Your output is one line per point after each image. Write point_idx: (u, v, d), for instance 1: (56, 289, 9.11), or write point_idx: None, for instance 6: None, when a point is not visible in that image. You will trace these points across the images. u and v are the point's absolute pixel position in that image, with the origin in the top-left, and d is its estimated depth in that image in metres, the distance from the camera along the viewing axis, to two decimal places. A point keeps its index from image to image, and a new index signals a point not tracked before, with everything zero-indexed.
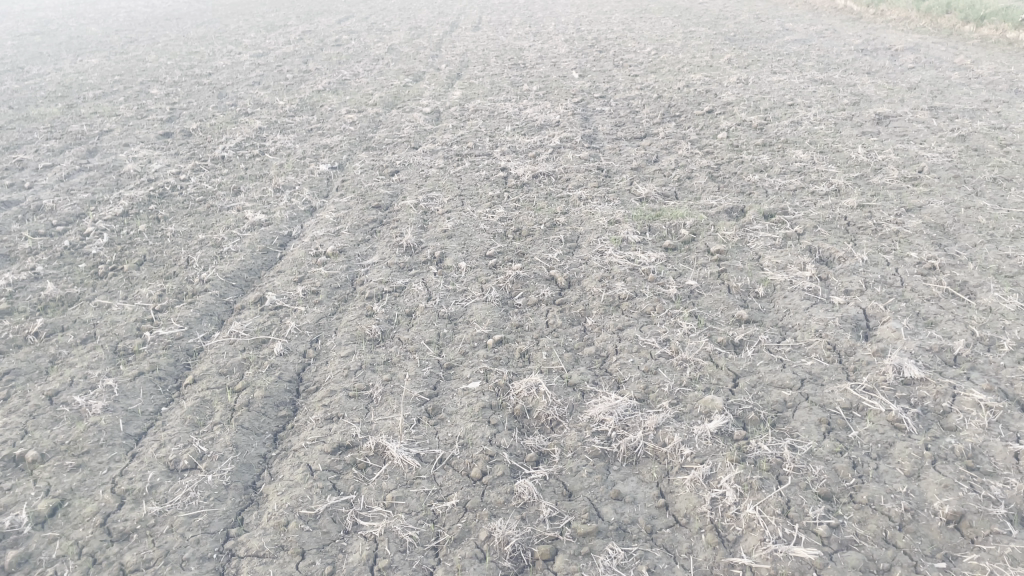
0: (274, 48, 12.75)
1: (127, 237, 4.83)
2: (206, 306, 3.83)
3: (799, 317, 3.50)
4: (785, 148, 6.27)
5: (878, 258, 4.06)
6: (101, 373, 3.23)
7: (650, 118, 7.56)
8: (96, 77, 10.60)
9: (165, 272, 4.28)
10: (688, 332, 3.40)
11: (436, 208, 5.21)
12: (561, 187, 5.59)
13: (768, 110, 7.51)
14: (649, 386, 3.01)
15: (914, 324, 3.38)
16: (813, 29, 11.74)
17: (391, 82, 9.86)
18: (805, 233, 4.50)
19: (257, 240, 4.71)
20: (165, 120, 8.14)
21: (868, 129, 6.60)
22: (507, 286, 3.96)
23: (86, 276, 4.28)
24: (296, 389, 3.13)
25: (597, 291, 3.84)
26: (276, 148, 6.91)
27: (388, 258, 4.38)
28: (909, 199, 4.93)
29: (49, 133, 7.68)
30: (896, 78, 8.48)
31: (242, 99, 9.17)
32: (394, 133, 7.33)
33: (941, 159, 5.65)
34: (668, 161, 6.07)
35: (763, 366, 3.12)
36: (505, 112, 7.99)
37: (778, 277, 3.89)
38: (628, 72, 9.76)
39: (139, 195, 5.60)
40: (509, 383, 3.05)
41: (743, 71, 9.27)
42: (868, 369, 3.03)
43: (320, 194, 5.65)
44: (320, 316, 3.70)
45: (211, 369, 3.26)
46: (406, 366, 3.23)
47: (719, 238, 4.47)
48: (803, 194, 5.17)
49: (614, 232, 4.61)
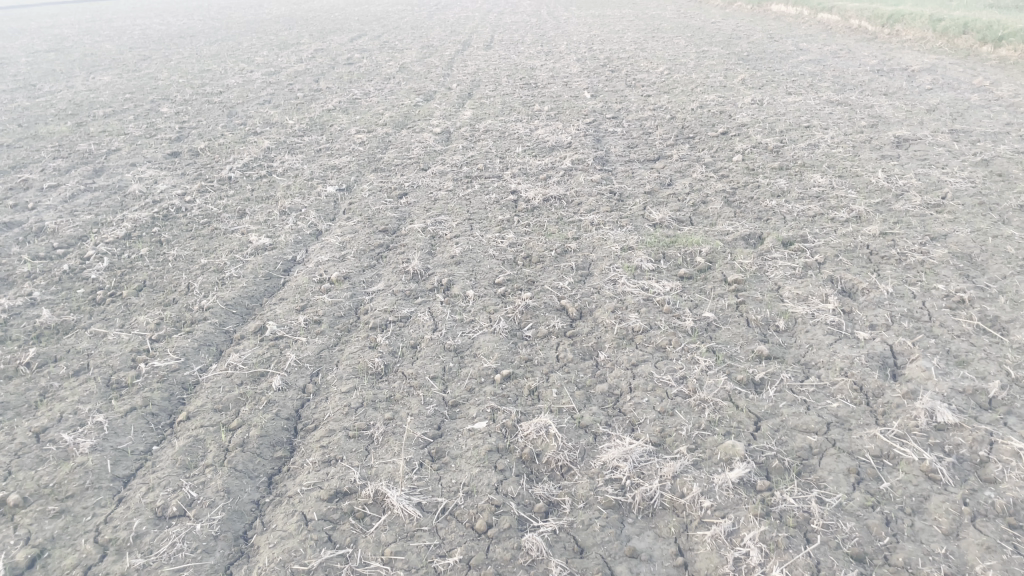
0: (285, 66, 12.73)
1: (127, 261, 4.72)
2: (204, 336, 3.69)
3: (823, 354, 3.33)
4: (802, 172, 6.12)
5: (903, 290, 3.89)
6: (91, 409, 3.09)
7: (663, 139, 7.43)
8: (107, 95, 10.58)
9: (164, 299, 4.15)
10: (706, 369, 3.24)
11: (444, 232, 5.07)
12: (573, 210, 5.45)
13: (784, 132, 7.38)
14: (665, 429, 2.85)
15: (945, 363, 3.20)
16: (828, 50, 11.62)
17: (401, 101, 9.78)
18: (826, 262, 4.34)
19: (259, 265, 4.58)
20: (174, 139, 8.06)
21: (887, 153, 6.45)
22: (516, 316, 3.81)
23: (83, 303, 4.16)
24: (294, 427, 2.98)
25: (610, 323, 3.69)
26: (284, 169, 6.81)
27: (393, 285, 4.25)
28: (934, 226, 4.76)
29: (56, 152, 7.61)
30: (914, 100, 8.32)
31: (251, 117, 9.10)
32: (403, 154, 7.23)
33: (964, 185, 5.48)
34: (683, 185, 5.92)
35: (786, 408, 2.95)
36: (516, 132, 7.87)
37: (798, 310, 3.73)
38: (641, 92, 9.65)
39: (143, 217, 5.49)
40: (517, 424, 2.90)
41: (758, 92, 9.14)
42: (898, 413, 2.87)
43: (326, 217, 5.53)
44: (321, 348, 3.56)
45: (206, 405, 3.12)
46: (409, 404, 3.08)
47: (737, 267, 4.31)
48: (823, 221, 5.01)
49: (627, 260, 4.47)
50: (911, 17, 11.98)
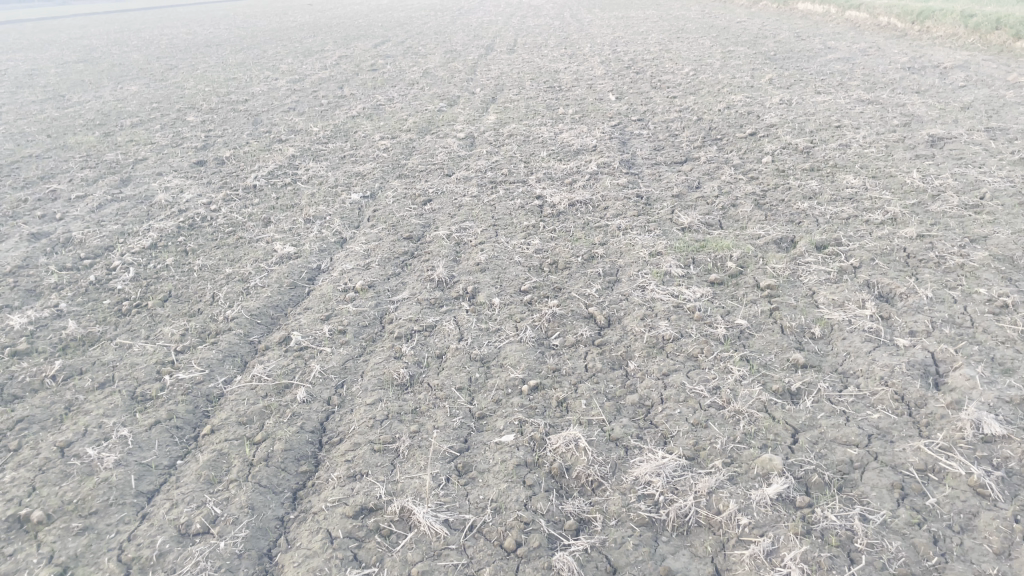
0: (310, 73, 12.78)
1: (153, 271, 4.71)
2: (229, 347, 3.66)
3: (861, 362, 3.22)
4: (834, 173, 5.98)
5: (944, 295, 3.76)
6: (116, 423, 3.07)
7: (690, 141, 7.33)
8: (134, 104, 10.66)
9: (189, 309, 4.13)
10: (740, 378, 3.15)
11: (469, 239, 5.02)
12: (599, 214, 5.37)
13: (814, 132, 7.24)
14: (699, 441, 2.76)
15: (990, 372, 3.08)
16: (857, 48, 11.42)
17: (425, 107, 9.77)
18: (861, 266, 4.22)
19: (284, 274, 4.56)
20: (199, 147, 8.09)
21: (922, 152, 6.29)
22: (543, 325, 3.74)
23: (108, 314, 4.15)
24: (319, 441, 2.93)
25: (640, 332, 3.60)
26: (308, 176, 6.80)
27: (418, 293, 4.20)
28: (973, 228, 4.61)
29: (85, 162, 7.67)
30: (947, 98, 8.12)
31: (276, 125, 9.13)
32: (427, 160, 7.19)
33: (1003, 185, 5.31)
34: (711, 188, 5.82)
35: (824, 420, 2.85)
36: (541, 136, 7.80)
37: (834, 316, 3.63)
38: (666, 94, 9.55)
39: (169, 227, 5.50)
40: (546, 436, 2.83)
41: (786, 92, 9.00)
42: (943, 424, 2.76)
43: (351, 224, 5.50)
44: (346, 358, 3.51)
45: (230, 418, 3.08)
46: (435, 416, 3.02)
47: (769, 272, 4.20)
48: (857, 223, 4.89)
49: (656, 265, 4.38)
50: (941, 13, 11.74)
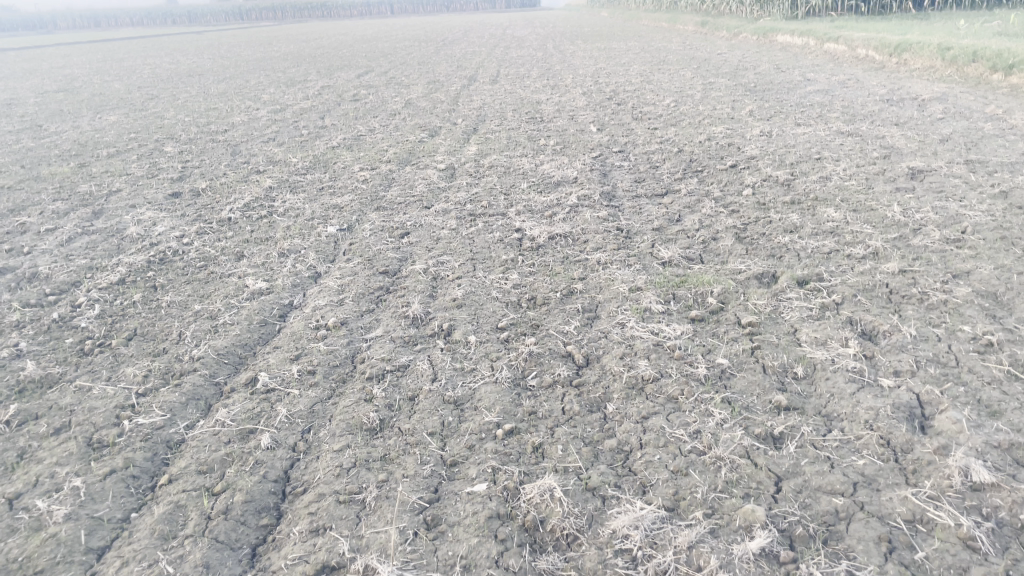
0: (291, 103, 12.73)
1: (119, 308, 4.57)
2: (193, 389, 3.53)
3: (845, 404, 3.13)
4: (815, 206, 5.94)
5: (927, 333, 3.69)
6: (69, 472, 2.93)
7: (671, 173, 7.29)
8: (111, 135, 10.54)
9: (153, 349, 3.99)
10: (721, 422, 3.05)
11: (446, 274, 4.91)
12: (579, 248, 5.29)
13: (794, 164, 7.23)
14: (679, 491, 2.65)
15: (977, 414, 2.99)
16: (836, 80, 11.51)
17: (406, 137, 9.71)
18: (844, 302, 4.15)
19: (254, 311, 4.43)
20: (175, 179, 7.97)
21: (902, 185, 6.26)
22: (519, 364, 3.63)
23: (70, 354, 4.00)
24: (282, 491, 2.80)
25: (619, 372, 3.50)
26: (285, 209, 6.69)
27: (392, 330, 4.08)
28: (955, 263, 4.57)
29: (57, 194, 7.53)
30: (926, 130, 8.16)
31: (255, 156, 9.03)
32: (406, 192, 7.11)
33: (984, 219, 5.28)
34: (692, 221, 5.75)
35: (808, 466, 2.75)
36: (521, 168, 7.74)
37: (817, 355, 3.54)
38: (647, 125, 9.54)
39: (139, 261, 5.36)
40: (519, 486, 2.72)
41: (766, 123, 9.02)
42: (930, 472, 2.67)
43: (326, 258, 5.39)
44: (314, 401, 3.38)
45: (190, 466, 2.95)
46: (405, 464, 2.89)
47: (750, 309, 4.12)
48: (838, 257, 4.83)
49: (636, 301, 4.29)
50: (918, 46, 11.87)
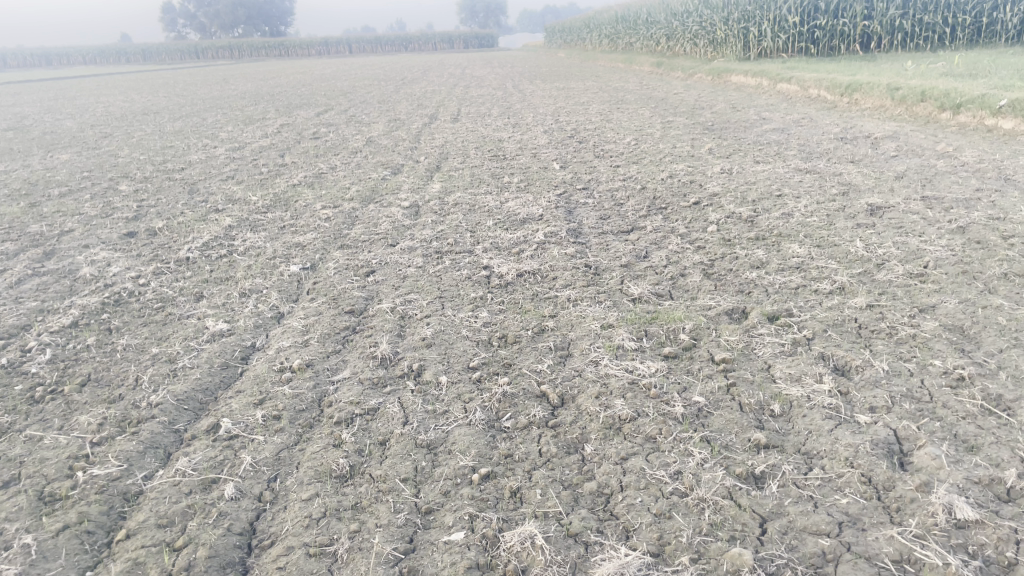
0: (250, 141, 12.59)
1: (72, 352, 4.39)
2: (151, 438, 3.37)
3: (824, 442, 3.11)
4: (779, 242, 5.99)
5: (899, 367, 3.70)
6: (18, 530, 2.75)
7: (636, 210, 7.32)
8: (64, 173, 10.30)
9: (109, 395, 3.82)
10: (701, 462, 2.99)
11: (413, 312, 4.82)
12: (548, 285, 5.24)
13: (756, 201, 7.30)
14: (663, 535, 2.58)
15: (955, 450, 2.98)
16: (791, 119, 11.76)
17: (368, 175, 9.64)
18: (815, 337, 4.15)
19: (216, 353, 4.28)
20: (131, 218, 7.77)
21: (862, 221, 6.35)
22: (493, 405, 3.54)
23: (18, 401, 3.81)
24: (249, 544, 2.67)
25: (595, 412, 3.43)
26: (246, 248, 6.54)
27: (360, 372, 3.96)
28: (920, 298, 4.61)
29: (7, 234, 7.29)
30: (881, 167, 8.34)
31: (213, 194, 8.88)
32: (370, 229, 7.01)
33: (945, 254, 5.36)
34: (659, 257, 5.75)
35: (792, 507, 2.70)
36: (486, 205, 7.71)
37: (792, 392, 3.52)
38: (610, 163, 9.60)
39: (93, 303, 5.18)
40: (498, 533, 2.62)
41: (726, 161, 9.15)
42: (914, 509, 2.65)
43: (289, 298, 5.26)
44: (280, 448, 3.25)
45: (148, 520, 2.79)
46: (378, 512, 2.78)
47: (723, 345, 4.10)
48: (806, 293, 4.85)
49: (608, 339, 4.24)
50: (868, 86, 12.22)
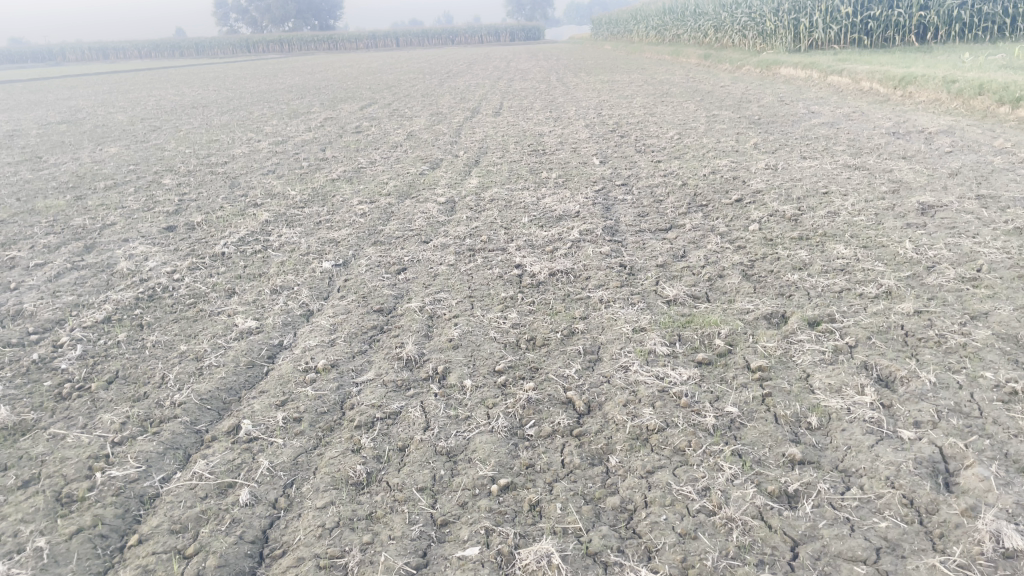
0: (292, 135, 12.66)
1: (102, 348, 4.41)
2: (172, 439, 3.34)
3: (863, 459, 2.94)
4: (824, 242, 5.78)
5: (947, 379, 3.50)
6: (33, 531, 2.74)
7: (675, 207, 7.14)
8: (110, 167, 10.46)
9: (134, 393, 3.81)
10: (731, 478, 2.85)
11: (442, 312, 4.74)
12: (580, 285, 5.12)
13: (801, 199, 7.07)
14: (687, 557, 2.46)
15: (1005, 471, 2.80)
16: (841, 112, 11.42)
17: (407, 170, 9.61)
18: (858, 345, 3.96)
19: (242, 352, 4.25)
20: (171, 212, 7.84)
21: (913, 221, 6.09)
22: (516, 412, 3.43)
23: (46, 399, 3.82)
24: (260, 553, 2.61)
25: (622, 421, 3.31)
26: (280, 243, 6.54)
27: (384, 374, 3.89)
28: (972, 304, 4.38)
29: (51, 227, 7.40)
30: (935, 164, 8.02)
31: (253, 188, 8.93)
32: (405, 225, 6.96)
33: (1000, 257, 5.11)
34: (697, 257, 5.58)
35: (826, 530, 2.55)
36: (523, 202, 7.59)
37: (831, 404, 3.35)
38: (651, 158, 9.41)
39: (127, 298, 5.21)
40: (514, 550, 2.53)
41: (771, 157, 8.90)
42: (958, 536, 2.48)
43: (319, 295, 5.23)
44: (299, 452, 3.19)
45: (161, 525, 2.76)
46: (392, 524, 2.70)
47: (760, 352, 3.94)
48: (850, 297, 4.65)
49: (639, 343, 4.11)
50: (923, 79, 11.80)
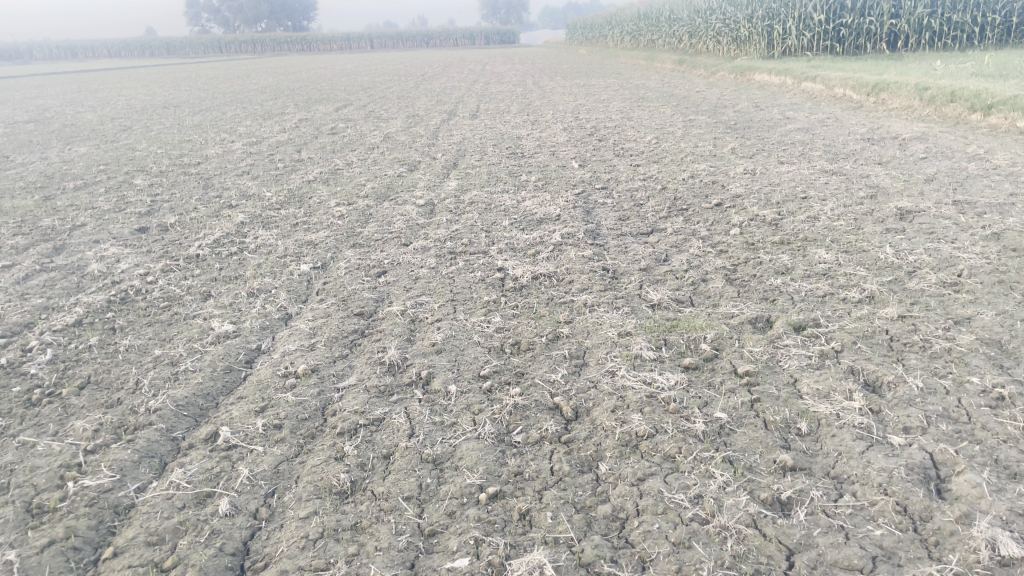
0: (267, 136, 12.50)
1: (74, 352, 4.27)
2: (147, 447, 3.23)
3: (855, 465, 2.91)
4: (805, 246, 5.78)
5: (934, 384, 3.50)
6: (2, 544, 2.63)
7: (656, 211, 7.12)
8: (80, 167, 10.23)
9: (107, 399, 3.69)
10: (723, 486, 2.81)
11: (424, 316, 4.66)
12: (564, 289, 5.07)
13: (780, 203, 7.09)
14: (682, 567, 2.41)
15: (997, 477, 2.78)
16: (816, 118, 11.50)
17: (384, 172, 9.50)
18: (844, 350, 3.95)
19: (218, 356, 4.14)
20: (144, 213, 7.67)
21: (892, 226, 6.12)
22: (503, 418, 3.37)
23: (15, 405, 3.69)
24: (242, 566, 2.53)
25: (611, 427, 3.25)
26: (256, 245, 6.42)
27: (366, 379, 3.81)
28: (955, 309, 4.39)
29: (19, 228, 7.21)
30: (910, 169, 8.08)
31: (228, 189, 8.77)
32: (384, 228, 6.87)
33: (979, 262, 5.14)
34: (680, 261, 5.56)
35: (821, 538, 2.52)
36: (502, 205, 7.53)
37: (820, 410, 3.32)
38: (630, 162, 9.40)
39: (99, 301, 5.06)
40: (505, 561, 2.47)
41: (748, 161, 8.93)
42: (954, 544, 2.46)
43: (297, 298, 5.12)
44: (280, 461, 3.10)
45: (137, 537, 2.66)
46: (377, 534, 2.62)
47: (747, 357, 3.91)
48: (834, 301, 4.64)
49: (625, 347, 4.06)
50: (896, 86, 11.92)
